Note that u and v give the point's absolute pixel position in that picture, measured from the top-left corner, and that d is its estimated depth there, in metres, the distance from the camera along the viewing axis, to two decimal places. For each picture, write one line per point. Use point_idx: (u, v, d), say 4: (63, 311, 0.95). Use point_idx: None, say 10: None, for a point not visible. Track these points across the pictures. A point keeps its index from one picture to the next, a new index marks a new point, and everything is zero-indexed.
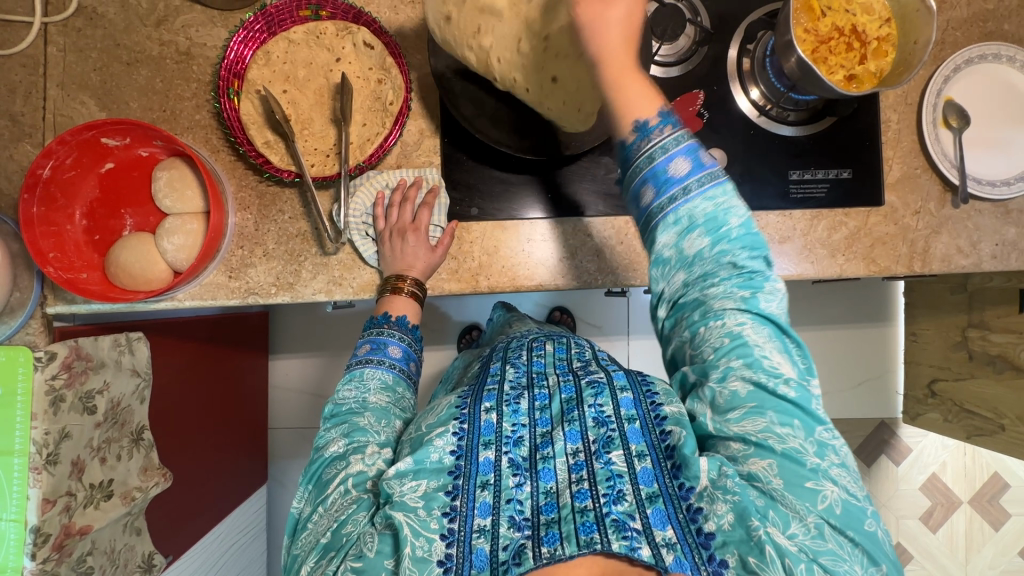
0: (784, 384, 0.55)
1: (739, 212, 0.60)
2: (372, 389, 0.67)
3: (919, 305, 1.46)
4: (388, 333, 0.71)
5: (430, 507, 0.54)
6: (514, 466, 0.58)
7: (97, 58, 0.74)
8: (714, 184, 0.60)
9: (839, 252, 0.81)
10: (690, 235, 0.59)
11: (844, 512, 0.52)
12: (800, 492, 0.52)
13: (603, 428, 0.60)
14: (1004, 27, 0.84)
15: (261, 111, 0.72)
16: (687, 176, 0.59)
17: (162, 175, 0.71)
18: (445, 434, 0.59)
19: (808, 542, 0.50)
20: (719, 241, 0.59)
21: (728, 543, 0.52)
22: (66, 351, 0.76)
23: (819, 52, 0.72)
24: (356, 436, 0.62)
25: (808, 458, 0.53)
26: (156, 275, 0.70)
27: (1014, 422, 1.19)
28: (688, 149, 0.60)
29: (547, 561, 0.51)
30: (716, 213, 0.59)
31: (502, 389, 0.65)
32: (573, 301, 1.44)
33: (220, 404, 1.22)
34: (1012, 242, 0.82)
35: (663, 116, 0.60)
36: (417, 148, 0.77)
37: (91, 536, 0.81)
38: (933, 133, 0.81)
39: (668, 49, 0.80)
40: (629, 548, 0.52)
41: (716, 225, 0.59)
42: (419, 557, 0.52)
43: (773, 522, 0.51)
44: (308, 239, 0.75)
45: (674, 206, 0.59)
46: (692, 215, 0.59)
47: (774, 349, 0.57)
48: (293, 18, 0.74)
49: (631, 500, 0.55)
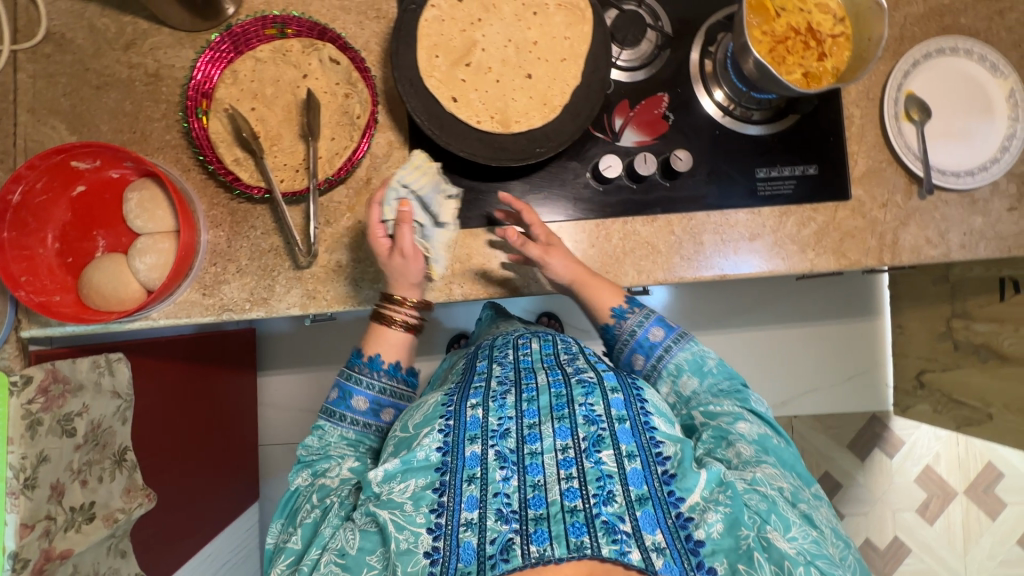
0: (774, 439, 0.66)
1: (714, 353, 0.74)
2: (334, 442, 0.71)
3: (903, 298, 1.47)
4: (356, 379, 0.71)
5: (418, 504, 0.55)
6: (502, 459, 0.59)
7: (67, 82, 0.75)
8: (687, 339, 0.73)
9: (809, 247, 0.81)
10: (682, 380, 0.72)
11: (833, 532, 0.59)
12: (801, 506, 0.59)
13: (593, 426, 0.61)
14: (960, 20, 0.85)
15: (229, 129, 0.73)
16: (670, 333, 0.73)
17: (133, 197, 0.72)
18: (433, 432, 0.60)
19: (806, 545, 0.54)
20: (707, 377, 0.71)
21: (717, 552, 0.54)
22: (42, 375, 0.76)
23: (777, 51, 0.73)
24: (319, 466, 0.69)
25: (801, 489, 0.62)
26: (129, 294, 0.71)
27: (1002, 410, 1.19)
28: (661, 320, 0.74)
29: (536, 560, 0.51)
30: (697, 357, 0.73)
31: (489, 386, 0.66)
32: (561, 307, 1.44)
33: (205, 421, 1.21)
34: (980, 231, 0.83)
35: (632, 299, 0.74)
36: (386, 160, 0.78)
37: (73, 560, 0.81)
38: (896, 126, 0.82)
39: (630, 54, 0.81)
40: (619, 552, 0.52)
41: (701, 367, 0.72)
42: (403, 549, 0.53)
43: (775, 526, 0.55)
44: (281, 254, 0.76)
45: (665, 362, 0.72)
46: (683, 362, 0.72)
47: (766, 428, 0.67)
48: (260, 37, 0.75)
49: (621, 501, 0.56)
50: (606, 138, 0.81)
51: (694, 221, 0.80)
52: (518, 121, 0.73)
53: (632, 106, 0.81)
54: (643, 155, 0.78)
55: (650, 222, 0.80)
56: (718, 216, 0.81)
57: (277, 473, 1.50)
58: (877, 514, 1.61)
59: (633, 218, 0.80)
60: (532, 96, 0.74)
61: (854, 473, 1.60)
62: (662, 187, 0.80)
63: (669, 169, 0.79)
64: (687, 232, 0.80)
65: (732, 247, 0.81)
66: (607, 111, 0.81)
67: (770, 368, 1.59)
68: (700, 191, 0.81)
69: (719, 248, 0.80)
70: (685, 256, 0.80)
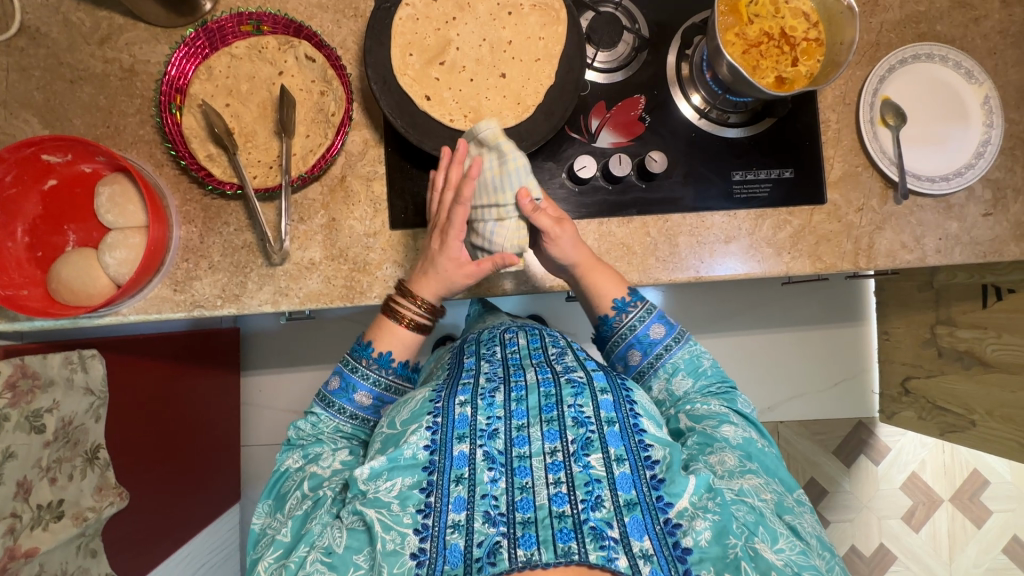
0: (761, 445, 0.66)
1: (710, 354, 0.75)
2: (326, 431, 0.71)
3: (889, 304, 1.47)
4: (361, 373, 0.71)
5: (405, 504, 0.55)
6: (489, 460, 0.58)
7: (41, 76, 0.75)
8: (686, 338, 0.75)
9: (785, 250, 0.82)
10: (676, 380, 0.72)
11: (818, 543, 0.58)
12: (785, 517, 0.58)
13: (582, 429, 0.60)
14: (936, 27, 0.86)
15: (203, 125, 0.73)
16: (671, 330, 0.74)
17: (103, 191, 0.71)
18: (420, 430, 0.60)
19: (792, 556, 0.54)
20: (701, 377, 0.73)
21: (705, 560, 0.53)
22: (11, 370, 0.76)
23: (750, 54, 0.74)
24: (312, 449, 0.69)
25: (786, 499, 0.61)
26: (98, 289, 0.70)
27: (984, 417, 1.20)
28: (662, 317, 0.74)
29: (522, 564, 0.51)
30: (693, 358, 0.74)
31: (477, 383, 0.66)
32: (547, 310, 1.42)
33: (184, 423, 1.20)
34: (955, 236, 0.83)
35: (634, 294, 0.75)
36: (362, 157, 0.77)
37: (39, 558, 0.80)
38: (871, 131, 0.82)
39: (606, 56, 0.81)
40: (606, 559, 0.51)
41: (696, 367, 0.73)
42: (389, 550, 0.53)
43: (762, 538, 0.54)
44: (254, 251, 0.75)
45: (664, 359, 0.73)
46: (680, 360, 0.73)
47: (753, 431, 0.68)
48: (236, 34, 0.75)
49: (609, 506, 0.55)
50: (583, 139, 0.81)
51: (670, 223, 0.80)
52: (492, 120, 0.73)
53: (609, 107, 0.81)
54: (618, 156, 0.78)
55: (625, 223, 0.80)
56: (694, 217, 0.81)
57: (260, 473, 1.49)
58: (863, 521, 1.61)
59: (608, 219, 0.80)
60: (506, 95, 0.74)
61: (840, 480, 1.60)
62: (638, 189, 0.80)
63: (645, 171, 0.79)
64: (663, 233, 0.80)
65: (708, 250, 0.81)
66: (584, 112, 0.81)
67: (756, 372, 1.59)
68: (676, 193, 0.81)
69: (694, 250, 0.80)
70: (661, 258, 0.80)
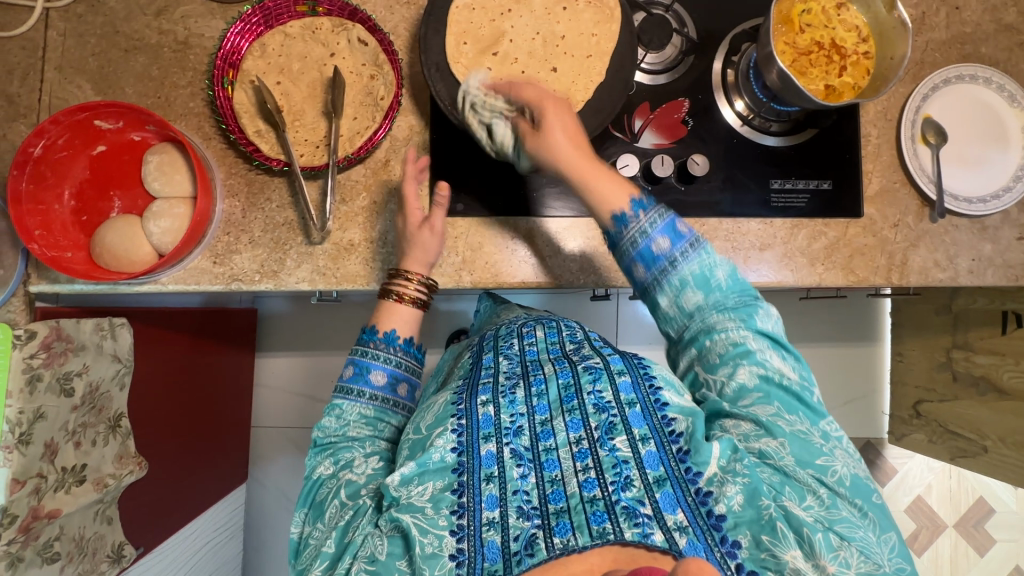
0: (786, 378, 0.60)
1: (725, 266, 0.65)
2: (352, 422, 0.68)
3: (905, 326, 1.47)
4: (372, 355, 0.71)
5: (439, 506, 0.53)
6: (517, 457, 0.56)
7: (96, 43, 0.76)
8: (695, 250, 0.65)
9: (819, 261, 0.82)
10: (685, 295, 0.64)
11: (853, 485, 0.54)
12: (812, 469, 0.54)
13: (604, 414, 0.59)
14: (981, 49, 0.87)
15: (254, 101, 0.74)
16: (677, 245, 0.65)
17: (152, 159, 0.72)
18: (446, 433, 0.58)
19: (822, 512, 0.51)
20: (714, 293, 0.64)
21: (740, 524, 0.51)
22: (46, 331, 0.75)
23: (799, 62, 0.74)
24: (342, 454, 0.65)
25: (814, 439, 0.56)
26: (140, 257, 0.71)
27: (997, 444, 1.19)
28: (668, 227, 0.65)
29: (560, 551, 0.49)
30: (705, 271, 0.64)
31: (497, 381, 0.65)
32: (563, 309, 1.41)
33: (201, 402, 1.21)
34: (988, 258, 0.83)
35: (636, 203, 0.66)
36: (406, 143, 0.78)
37: (60, 521, 0.80)
38: (911, 148, 0.83)
39: (654, 58, 0.82)
40: (642, 535, 0.50)
41: (708, 281, 0.64)
42: (428, 553, 0.50)
43: (789, 496, 0.52)
44: (294, 229, 0.76)
45: (668, 277, 0.65)
46: (688, 276, 0.64)
47: (774, 355, 0.61)
48: (291, 13, 0.76)
49: (639, 485, 0.54)
50: (625, 138, 0.82)
51: (706, 227, 0.81)
52: None
53: (653, 109, 0.82)
54: (660, 156, 0.79)
55: None
56: (730, 223, 0.81)
57: (269, 456, 1.49)
58: None
59: None
60: (555, 90, 0.75)
61: None
62: (677, 190, 0.81)
63: (686, 173, 0.79)
64: None
65: (742, 256, 0.81)
66: (628, 111, 0.82)
67: None
68: (714, 198, 0.81)
69: (728, 256, 0.81)
70: None
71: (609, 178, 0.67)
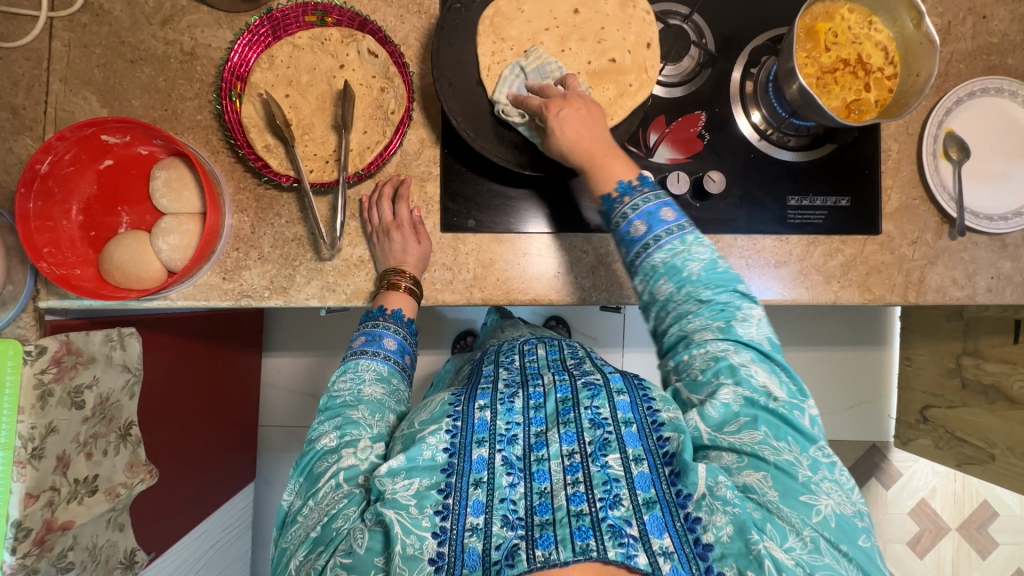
0: (773, 399, 0.56)
1: (701, 256, 0.61)
2: (367, 380, 0.66)
3: (914, 331, 1.44)
4: (383, 326, 0.71)
5: (423, 505, 0.51)
6: (508, 465, 0.54)
7: (101, 54, 0.75)
8: (673, 236, 0.61)
9: (835, 279, 0.80)
10: (657, 285, 0.61)
11: (839, 526, 0.51)
12: (796, 507, 0.51)
13: (599, 430, 0.56)
14: (1007, 61, 0.84)
15: (262, 115, 0.73)
16: (654, 228, 0.61)
17: (160, 175, 0.71)
18: (439, 431, 0.55)
19: (805, 556, 0.49)
20: (687, 284, 0.60)
21: (727, 556, 0.49)
22: (56, 346, 0.75)
23: (822, 79, 0.73)
24: (349, 429, 0.60)
25: (800, 471, 0.52)
26: (150, 274, 0.70)
27: (1005, 453, 1.18)
28: (658, 207, 0.62)
29: (541, 564, 0.47)
30: (677, 261, 0.61)
31: (496, 388, 0.62)
32: (570, 313, 1.39)
33: (201, 389, 1.18)
34: (1007, 276, 0.81)
35: (625, 187, 0.63)
36: (417, 157, 0.78)
37: (74, 531, 0.80)
38: (933, 163, 0.81)
39: (672, 70, 0.81)
40: (626, 556, 0.48)
41: (681, 272, 0.61)
42: (408, 554, 0.48)
43: (771, 536, 0.49)
44: (304, 244, 0.75)
45: (641, 260, 0.62)
46: (660, 263, 0.61)
47: (761, 370, 0.57)
48: (299, 24, 0.75)
49: (627, 505, 0.51)
50: (640, 153, 0.81)
51: (720, 244, 0.79)
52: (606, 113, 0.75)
53: (668, 123, 0.81)
54: (676, 173, 0.79)
55: None
56: (745, 240, 0.79)
57: (275, 454, 1.50)
58: None
59: None
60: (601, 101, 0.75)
61: None
62: (692, 208, 0.79)
63: (702, 190, 0.78)
64: None
65: (757, 272, 0.80)
66: (643, 125, 0.81)
67: None
68: (729, 214, 0.80)
69: (743, 272, 0.79)
70: None
71: (600, 160, 0.66)
